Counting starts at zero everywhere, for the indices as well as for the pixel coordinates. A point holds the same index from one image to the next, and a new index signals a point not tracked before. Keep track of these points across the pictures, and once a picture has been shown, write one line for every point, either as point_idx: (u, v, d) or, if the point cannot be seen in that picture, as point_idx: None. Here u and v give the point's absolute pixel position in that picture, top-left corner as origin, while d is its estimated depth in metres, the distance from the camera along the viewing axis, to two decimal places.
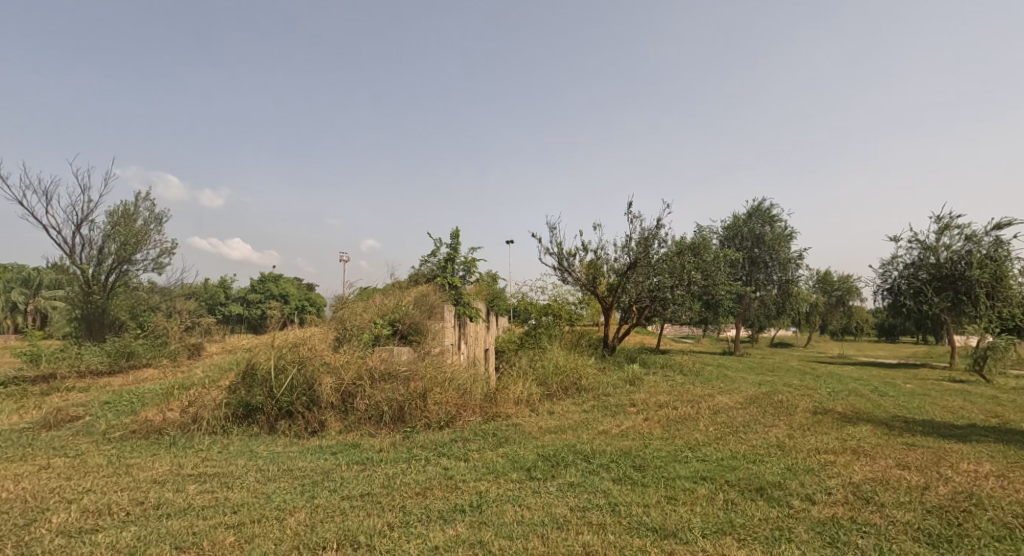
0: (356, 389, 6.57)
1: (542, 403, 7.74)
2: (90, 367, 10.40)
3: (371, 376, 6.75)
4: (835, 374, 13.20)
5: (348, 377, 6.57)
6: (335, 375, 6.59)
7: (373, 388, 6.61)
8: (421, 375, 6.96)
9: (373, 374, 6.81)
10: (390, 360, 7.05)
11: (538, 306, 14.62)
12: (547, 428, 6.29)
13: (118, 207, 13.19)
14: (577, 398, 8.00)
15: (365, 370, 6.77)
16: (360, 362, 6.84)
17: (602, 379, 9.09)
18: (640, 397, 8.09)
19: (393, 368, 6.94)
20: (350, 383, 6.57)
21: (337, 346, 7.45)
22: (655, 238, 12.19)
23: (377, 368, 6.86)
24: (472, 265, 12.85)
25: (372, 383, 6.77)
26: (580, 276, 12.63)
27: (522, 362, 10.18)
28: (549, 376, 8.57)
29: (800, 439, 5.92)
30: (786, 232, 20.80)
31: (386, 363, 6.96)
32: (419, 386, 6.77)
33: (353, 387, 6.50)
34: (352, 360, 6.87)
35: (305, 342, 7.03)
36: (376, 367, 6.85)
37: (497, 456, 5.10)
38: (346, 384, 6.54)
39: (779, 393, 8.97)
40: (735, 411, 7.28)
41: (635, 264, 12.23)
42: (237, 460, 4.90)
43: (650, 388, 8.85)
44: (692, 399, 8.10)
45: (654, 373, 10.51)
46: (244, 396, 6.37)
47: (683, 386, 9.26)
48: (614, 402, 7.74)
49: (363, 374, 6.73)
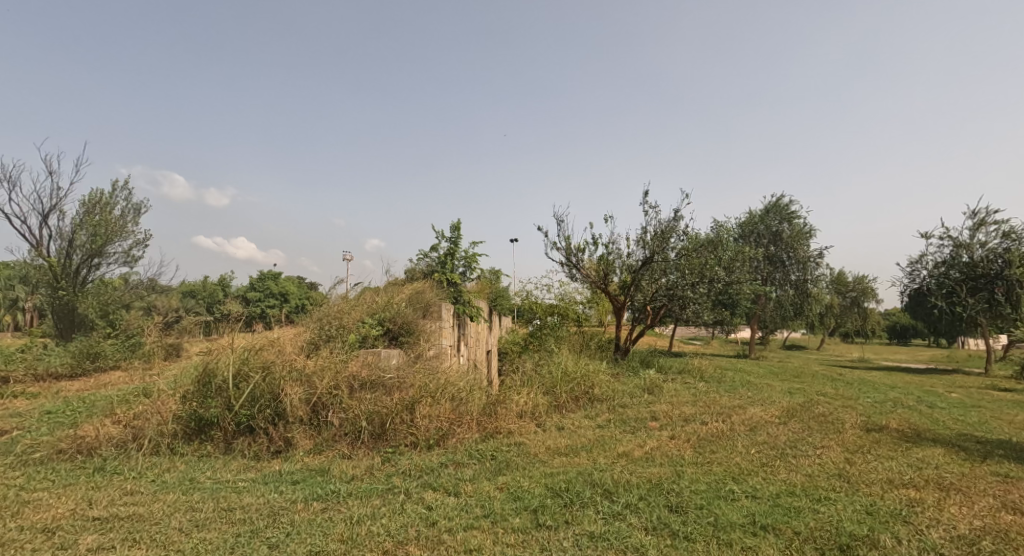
0: (331, 399, 5.57)
1: (549, 416, 6.73)
2: (50, 369, 9.47)
3: (349, 383, 5.74)
4: (867, 381, 12.09)
5: (321, 385, 5.56)
6: (308, 384, 5.59)
7: (351, 398, 5.62)
8: (409, 385, 5.96)
9: (352, 382, 5.81)
10: (373, 364, 6.06)
11: (543, 305, 13.57)
12: (556, 450, 5.28)
13: (92, 195, 12.29)
14: (589, 409, 6.98)
15: (342, 377, 5.76)
16: (338, 366, 5.85)
17: (617, 387, 8.06)
18: (662, 409, 7.05)
19: (376, 375, 5.94)
20: (325, 392, 5.57)
21: (314, 349, 6.45)
22: (673, 231, 11.06)
23: (357, 374, 5.85)
24: (473, 260, 11.83)
25: (351, 393, 5.77)
26: (589, 272, 11.60)
27: (527, 367, 9.16)
28: (556, 383, 7.55)
29: (862, 465, 4.90)
30: (805, 229, 19.67)
31: (367, 369, 5.94)
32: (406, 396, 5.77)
33: (325, 399, 5.49)
34: (330, 364, 5.88)
35: (274, 346, 6.05)
36: (356, 374, 5.85)
37: (495, 491, 4.10)
38: (320, 391, 5.55)
39: (817, 404, 7.91)
40: (776, 427, 6.25)
41: (651, 261, 11.08)
42: (170, 493, 3.92)
43: (672, 398, 7.82)
44: (721, 411, 7.05)
45: (673, 379, 9.48)
46: (197, 408, 5.37)
47: (708, 395, 8.22)
48: (633, 414, 6.72)
49: (341, 380, 5.74)
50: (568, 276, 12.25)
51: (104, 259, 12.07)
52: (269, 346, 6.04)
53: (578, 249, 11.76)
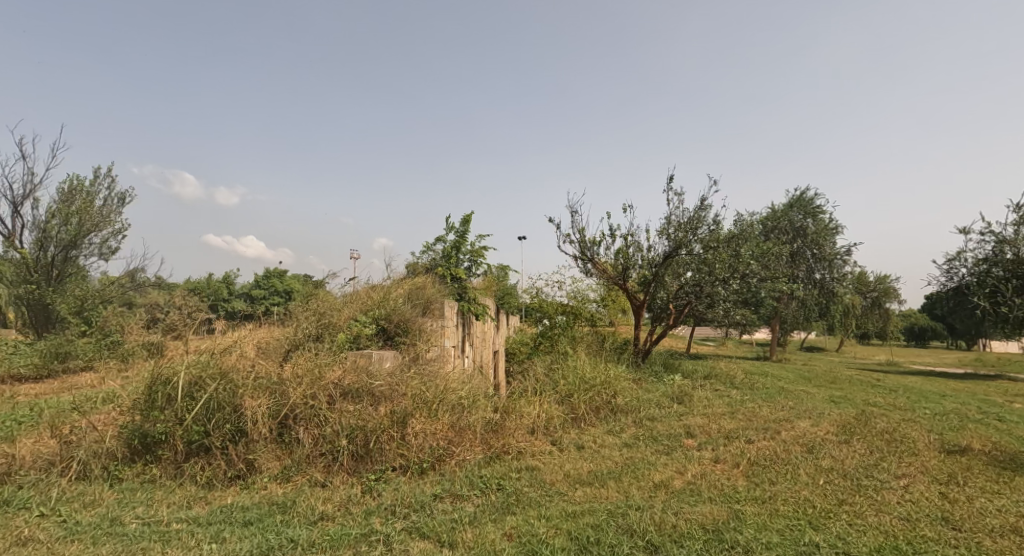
0: (305, 411, 4.63)
1: (565, 431, 5.75)
2: (12, 371, 8.67)
3: (328, 392, 4.80)
4: (911, 388, 11.00)
5: (294, 395, 4.62)
6: (279, 392, 4.68)
7: (330, 410, 4.68)
8: (400, 396, 5.02)
9: (333, 389, 4.87)
10: (359, 368, 5.13)
11: (554, 304, 12.58)
12: (577, 478, 4.32)
13: (71, 182, 11.47)
14: (613, 423, 5.98)
15: (322, 385, 4.82)
16: (316, 371, 4.91)
17: (642, 395, 7.04)
18: (697, 423, 6.05)
19: (361, 384, 4.98)
20: (298, 403, 4.63)
21: (292, 352, 5.52)
22: (700, 222, 10.01)
23: (339, 381, 4.91)
24: (479, 254, 10.89)
25: (330, 404, 4.82)
26: (606, 266, 10.61)
27: (538, 371, 8.16)
28: (572, 392, 6.57)
29: (965, 502, 3.89)
30: (831, 225, 18.52)
31: (351, 374, 4.99)
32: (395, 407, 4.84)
33: (298, 412, 4.56)
34: (307, 369, 4.95)
35: (242, 349, 5.12)
36: (338, 380, 4.90)
37: (502, 542, 3.16)
38: (292, 401, 4.61)
39: (874, 417, 6.86)
40: (838, 446, 5.23)
41: (675, 254, 10.07)
42: (75, 545, 2.99)
43: (706, 408, 6.81)
44: (766, 425, 6.05)
45: (701, 386, 8.47)
46: (142, 423, 4.42)
47: (746, 404, 7.20)
48: (664, 430, 5.72)
49: (321, 388, 4.80)
50: (583, 271, 11.32)
51: (83, 251, 11.22)
52: (235, 347, 5.11)
53: (593, 241, 10.84)
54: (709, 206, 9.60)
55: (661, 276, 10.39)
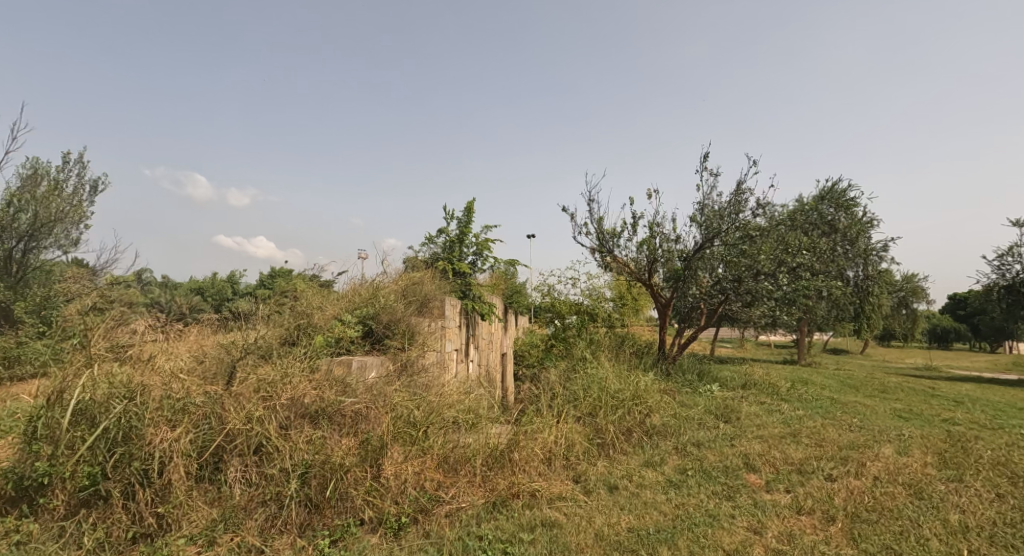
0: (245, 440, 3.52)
1: (590, 462, 4.52)
2: None
3: (279, 415, 3.74)
4: (977, 398, 9.63)
5: (232, 420, 3.51)
6: (211, 416, 3.54)
7: (280, 439, 3.58)
8: (379, 416, 4.06)
9: (286, 411, 3.80)
10: (324, 384, 4.13)
11: (567, 303, 11.39)
12: (614, 541, 3.12)
13: (34, 168, 10.43)
14: (651, 450, 4.75)
15: (272, 407, 3.75)
16: (267, 386, 3.87)
17: (681, 412, 5.80)
18: (755, 451, 4.79)
19: (328, 401, 3.99)
20: (237, 430, 3.52)
21: (237, 362, 4.18)
22: (740, 208, 8.67)
23: (296, 399, 3.87)
24: (485, 247, 9.68)
25: (284, 431, 3.75)
26: (626, 260, 9.43)
27: (553, 380, 6.94)
28: (595, 410, 5.37)
29: None
30: (865, 219, 16.96)
31: (315, 390, 3.98)
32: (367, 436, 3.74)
33: (237, 443, 3.45)
34: (260, 382, 3.92)
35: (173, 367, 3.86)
36: (296, 398, 3.88)
37: None
38: (230, 427, 3.50)
39: (969, 440, 5.57)
40: (953, 488, 3.97)
41: (708, 244, 8.79)
42: None
43: (761, 430, 5.56)
44: (845, 454, 4.77)
45: (743, 397, 7.21)
46: (20, 462, 3.24)
47: (806, 423, 5.94)
48: (718, 462, 4.47)
49: (271, 409, 3.74)
50: (601, 266, 10.11)
51: (46, 244, 10.16)
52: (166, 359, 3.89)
53: (613, 232, 9.66)
54: (749, 188, 8.33)
55: (694, 271, 9.14)
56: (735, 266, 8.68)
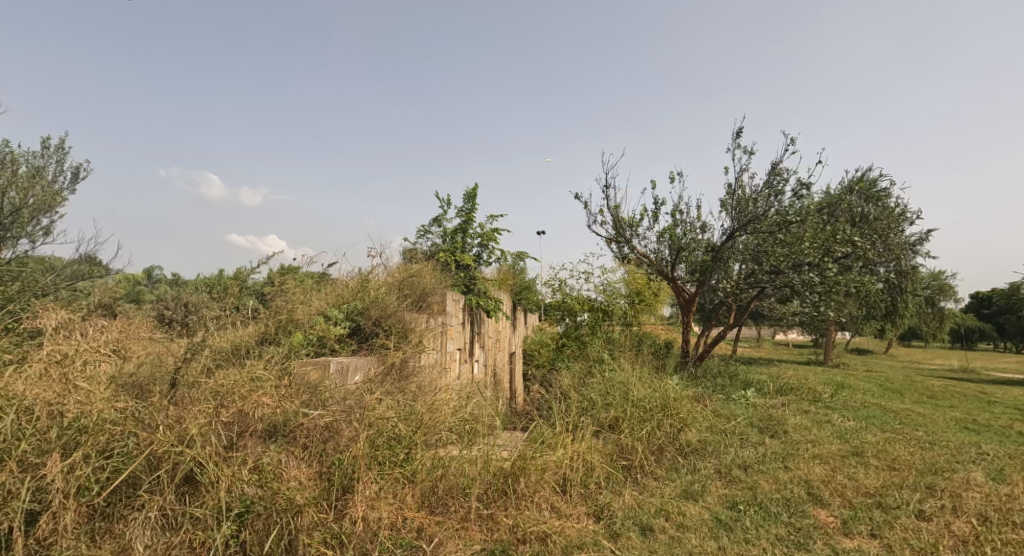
0: (173, 468, 2.76)
1: (614, 491, 3.65)
2: None
3: (223, 433, 3.00)
4: None
5: (159, 440, 2.76)
6: (131, 436, 2.75)
7: (218, 466, 2.82)
8: (356, 435, 3.34)
9: (231, 429, 3.08)
10: (291, 393, 3.48)
11: (579, 299, 10.42)
12: None
13: (9, 154, 9.77)
14: (690, 475, 3.87)
15: (216, 421, 3.02)
16: (225, 393, 3.26)
17: (720, 425, 4.90)
18: (817, 476, 3.89)
19: (287, 415, 3.27)
20: (164, 453, 2.77)
21: (180, 368, 3.37)
22: (777, 192, 7.63)
23: (247, 414, 3.15)
24: (491, 238, 8.83)
25: (231, 449, 3.02)
26: (644, 251, 8.54)
27: (566, 384, 6.06)
28: (619, 423, 4.51)
29: None
30: (898, 210, 15.81)
31: (274, 402, 3.27)
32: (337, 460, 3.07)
33: (161, 471, 2.68)
34: (217, 390, 3.28)
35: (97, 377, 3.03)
36: (249, 411, 3.16)
37: None
38: (154, 449, 2.74)
39: None
40: None
41: (738, 233, 7.82)
42: None
43: (817, 447, 4.65)
44: (930, 481, 3.85)
45: (786, 405, 6.29)
46: None
47: (866, 439, 5.02)
48: (779, 494, 3.56)
49: (212, 427, 2.99)
50: (617, 258, 9.23)
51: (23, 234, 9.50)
52: (91, 358, 3.06)
53: (631, 220, 8.78)
54: (786, 170, 7.33)
55: (723, 261, 8.21)
56: (771, 256, 7.74)
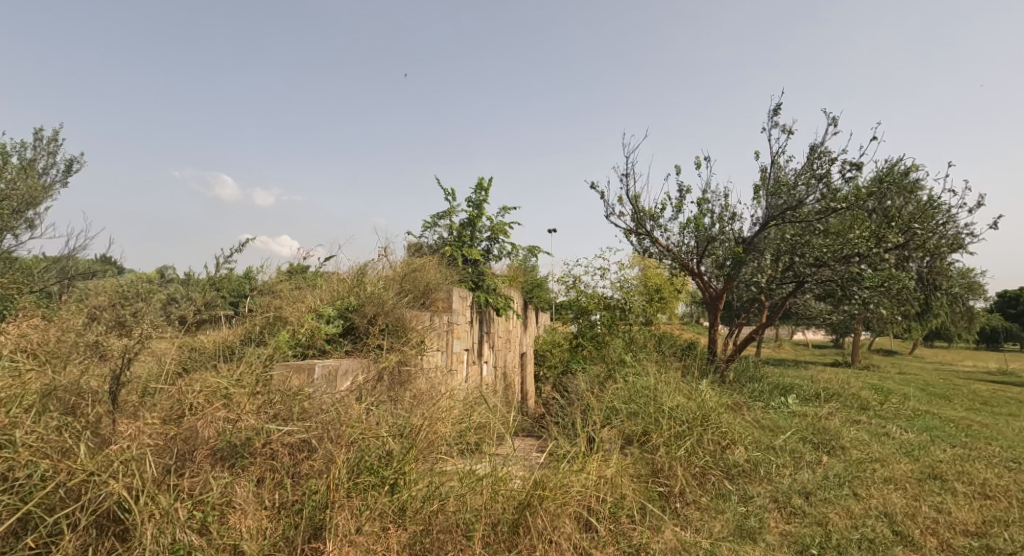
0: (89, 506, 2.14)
1: (650, 528, 2.98)
2: None
3: (161, 459, 2.38)
4: None
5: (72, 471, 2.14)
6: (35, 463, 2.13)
7: (149, 500, 2.19)
8: (333, 459, 2.70)
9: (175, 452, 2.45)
10: (257, 406, 2.84)
11: (593, 297, 9.65)
12: None
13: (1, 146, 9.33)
14: (742, 505, 3.18)
15: (154, 444, 2.39)
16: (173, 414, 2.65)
17: (768, 441, 4.19)
18: (898, 506, 3.18)
19: (247, 436, 2.62)
20: (80, 485, 2.15)
21: (118, 376, 2.73)
22: (817, 178, 6.88)
23: (196, 434, 2.53)
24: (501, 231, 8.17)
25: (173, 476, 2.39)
26: (667, 243, 7.83)
27: (583, 391, 5.37)
28: (652, 438, 3.83)
29: None
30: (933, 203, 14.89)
31: (232, 419, 2.64)
32: (309, 486, 2.52)
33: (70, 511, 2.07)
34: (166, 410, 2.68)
35: (9, 392, 2.40)
36: (199, 431, 2.53)
37: None
38: (66, 482, 2.13)
39: None
40: None
41: (772, 223, 7.09)
42: None
43: (885, 467, 3.93)
44: None
45: (834, 414, 5.56)
46: None
47: (939, 457, 4.28)
48: (858, 532, 2.86)
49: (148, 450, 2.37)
50: (637, 252, 8.53)
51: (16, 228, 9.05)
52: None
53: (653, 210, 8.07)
54: (828, 151, 6.59)
55: (755, 254, 7.48)
56: (812, 247, 6.97)
